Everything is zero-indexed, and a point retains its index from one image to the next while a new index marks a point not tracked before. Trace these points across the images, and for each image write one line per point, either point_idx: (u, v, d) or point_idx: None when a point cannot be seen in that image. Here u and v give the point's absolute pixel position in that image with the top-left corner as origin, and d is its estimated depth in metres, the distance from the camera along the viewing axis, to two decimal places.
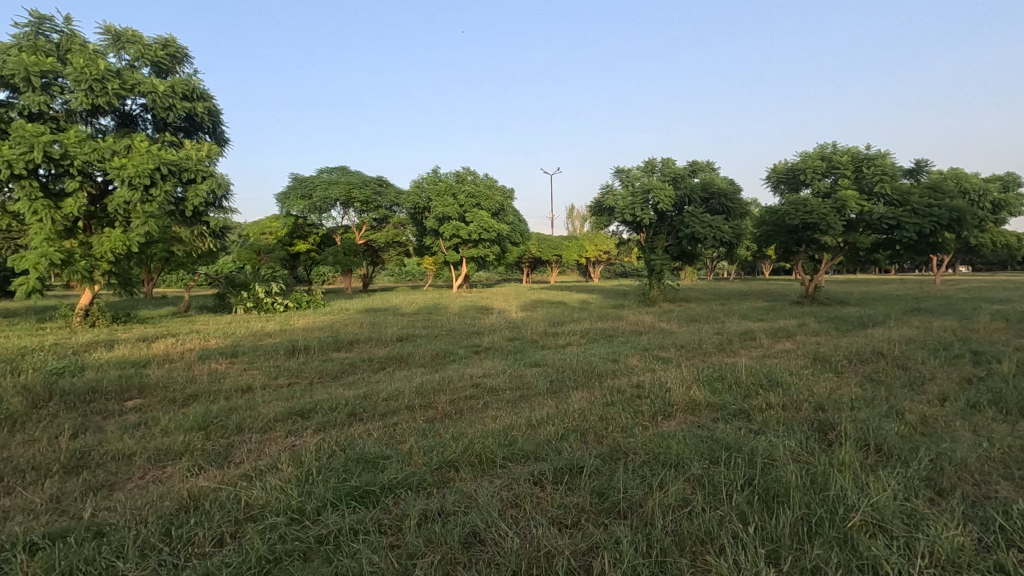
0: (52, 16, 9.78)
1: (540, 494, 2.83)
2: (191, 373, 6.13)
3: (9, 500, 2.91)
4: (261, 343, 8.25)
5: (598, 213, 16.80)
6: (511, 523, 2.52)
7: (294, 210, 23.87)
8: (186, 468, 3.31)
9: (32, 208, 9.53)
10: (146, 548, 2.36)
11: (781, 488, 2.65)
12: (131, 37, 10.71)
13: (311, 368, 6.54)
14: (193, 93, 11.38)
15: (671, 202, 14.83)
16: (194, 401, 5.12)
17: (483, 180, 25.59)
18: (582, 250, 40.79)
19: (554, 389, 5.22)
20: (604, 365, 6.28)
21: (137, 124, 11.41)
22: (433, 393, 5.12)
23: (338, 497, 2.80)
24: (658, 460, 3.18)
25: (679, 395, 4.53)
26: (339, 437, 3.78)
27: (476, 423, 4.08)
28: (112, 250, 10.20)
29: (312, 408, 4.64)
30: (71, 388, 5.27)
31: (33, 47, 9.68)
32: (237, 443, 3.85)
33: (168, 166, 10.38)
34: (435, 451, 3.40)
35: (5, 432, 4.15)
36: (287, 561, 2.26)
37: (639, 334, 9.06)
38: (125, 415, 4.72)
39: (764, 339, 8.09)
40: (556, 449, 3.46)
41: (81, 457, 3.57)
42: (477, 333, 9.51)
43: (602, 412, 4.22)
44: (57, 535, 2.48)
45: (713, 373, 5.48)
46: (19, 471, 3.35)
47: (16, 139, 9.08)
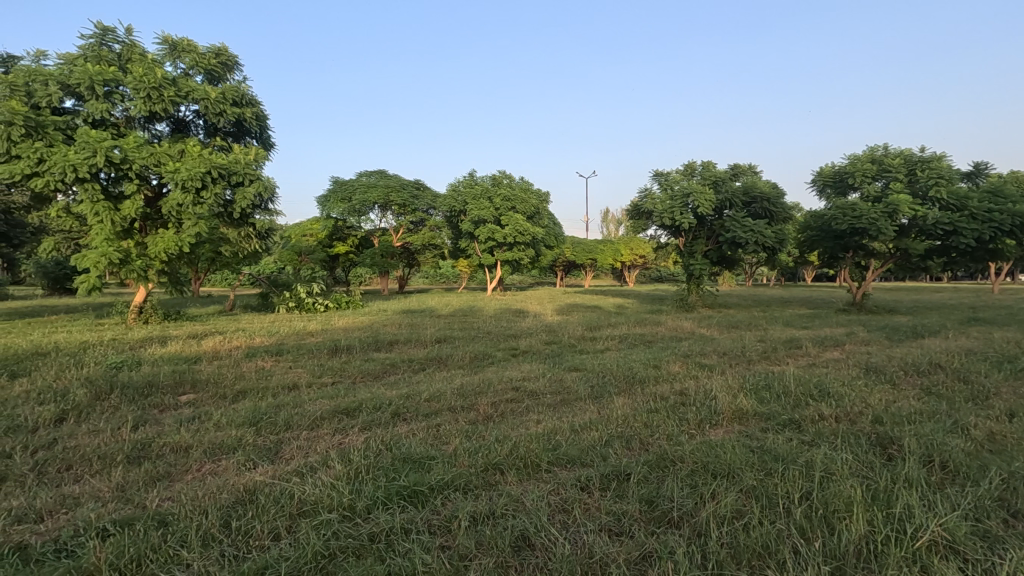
0: (115, 28, 10.31)
1: (588, 500, 2.81)
2: (239, 370, 6.33)
3: (77, 487, 3.07)
4: (303, 343, 8.43)
5: (636, 217, 16.54)
6: (561, 528, 2.51)
7: (334, 213, 24.38)
8: (241, 463, 3.42)
9: (93, 210, 10.05)
10: (208, 539, 2.44)
11: (842, 503, 2.54)
12: (186, 46, 11.17)
13: (353, 368, 6.65)
14: (242, 99, 11.81)
15: (711, 206, 14.51)
16: (244, 398, 5.28)
17: (518, 184, 25.67)
18: (618, 254, 40.30)
19: (595, 395, 5.16)
20: (645, 370, 6.19)
21: (190, 129, 11.89)
22: (474, 395, 5.16)
23: (387, 496, 2.84)
24: (708, 470, 3.10)
25: (725, 403, 4.42)
26: (385, 436, 3.83)
27: (519, 427, 4.07)
28: (165, 250, 10.66)
29: (356, 407, 4.72)
30: (130, 381, 5.52)
31: (97, 57, 10.22)
32: (287, 439, 3.95)
33: (218, 170, 10.77)
34: (480, 452, 3.42)
35: (72, 422, 4.38)
36: (341, 558, 2.30)
37: (679, 340, 8.87)
38: (180, 409, 4.92)
39: (811, 347, 7.80)
40: (601, 455, 3.42)
41: (143, 449, 3.73)
42: (514, 336, 9.51)
43: (646, 418, 4.16)
44: (125, 522, 2.60)
45: (760, 381, 5.32)
46: (87, 459, 3.53)
47: (81, 144, 9.61)
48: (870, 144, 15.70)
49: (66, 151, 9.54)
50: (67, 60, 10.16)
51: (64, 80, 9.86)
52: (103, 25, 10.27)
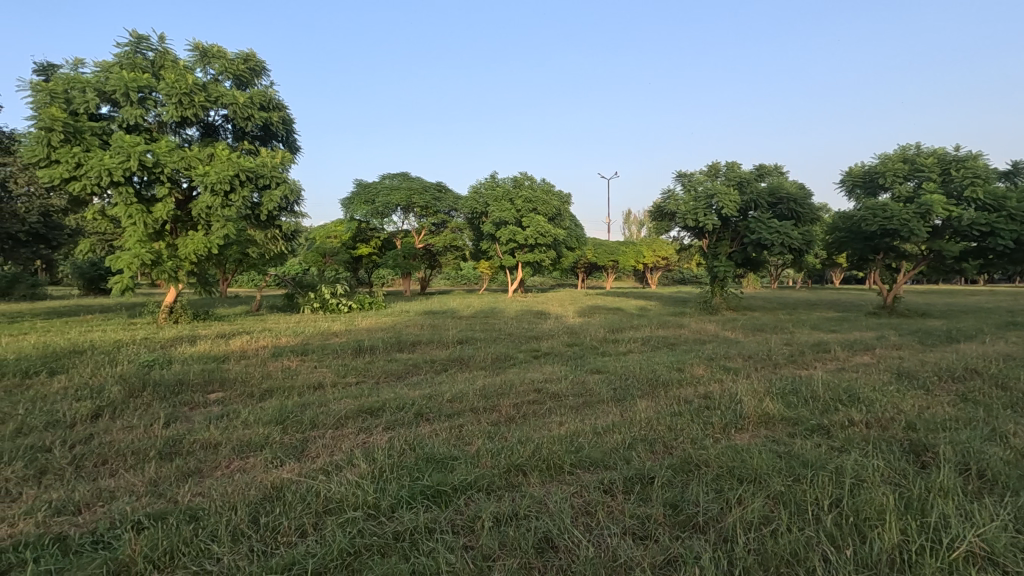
0: (149, 36, 10.62)
1: (611, 502, 2.80)
2: (266, 369, 6.45)
3: (113, 481, 3.17)
4: (327, 343, 8.56)
5: (658, 218, 16.39)
6: (585, 531, 2.50)
7: (357, 215, 24.70)
8: (268, 460, 3.48)
9: (127, 213, 10.36)
10: (238, 533, 2.50)
11: (874, 511, 2.48)
12: (216, 53, 11.45)
13: (377, 368, 6.72)
14: (269, 104, 12.04)
15: (736, 207, 14.30)
16: (270, 396, 5.38)
17: (540, 185, 25.65)
18: (640, 256, 39.96)
19: (618, 397, 5.12)
20: (668, 373, 6.13)
21: (219, 134, 12.16)
22: (496, 396, 5.17)
23: (411, 496, 2.86)
24: (734, 475, 3.05)
25: (751, 407, 4.35)
26: (408, 436, 3.86)
27: (542, 429, 4.07)
28: (195, 252, 10.92)
29: (380, 407, 4.77)
30: (162, 379, 5.67)
31: (132, 65, 10.54)
32: (313, 437, 4.01)
33: (246, 173, 11.00)
34: (503, 453, 3.43)
35: (107, 418, 4.52)
36: (366, 556, 2.32)
37: (703, 343, 8.75)
38: (210, 407, 5.03)
39: (840, 352, 7.61)
40: (625, 458, 3.39)
41: (174, 445, 3.83)
42: (536, 338, 9.50)
43: (669, 422, 4.11)
44: (158, 516, 2.67)
45: (787, 385, 5.22)
46: (121, 454, 3.64)
47: (116, 149, 9.92)
48: (902, 143, 15.28)
49: (103, 156, 9.87)
50: (103, 68, 10.49)
51: (101, 86, 10.19)
52: (138, 33, 10.59)
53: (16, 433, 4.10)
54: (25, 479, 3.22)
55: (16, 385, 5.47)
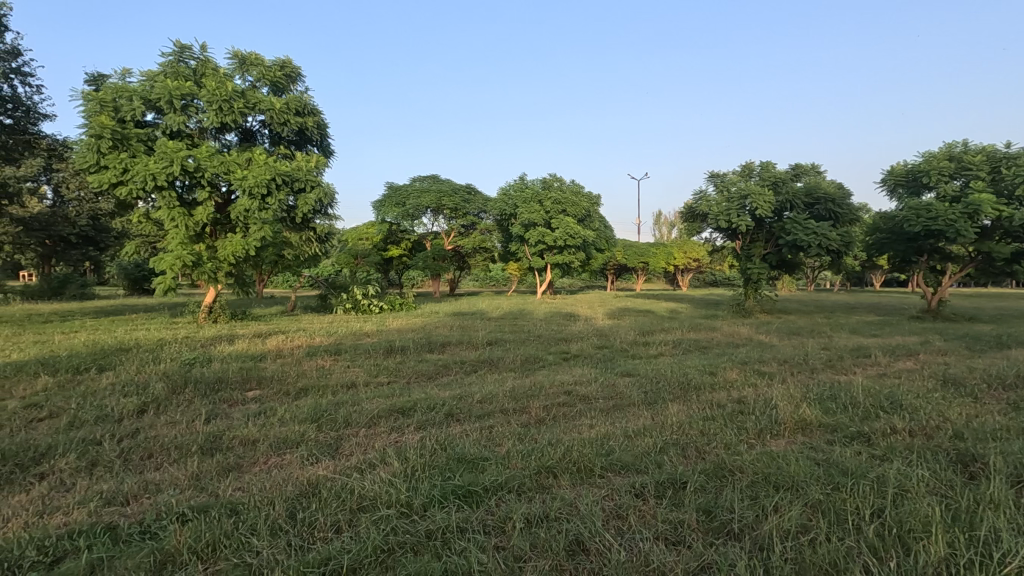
0: (191, 45, 11.01)
1: (643, 507, 2.77)
2: (301, 369, 6.61)
3: (158, 474, 3.30)
4: (359, 343, 8.72)
5: (690, 219, 16.14)
6: (616, 534, 2.48)
7: (388, 217, 25.08)
8: (304, 457, 3.57)
9: (170, 216, 10.76)
10: (276, 527, 2.57)
11: (918, 522, 2.40)
12: (254, 60, 11.80)
13: (408, 368, 6.80)
14: (305, 109, 12.33)
15: (770, 208, 13.98)
16: (305, 395, 5.51)
17: (570, 187, 25.55)
18: (671, 258, 39.36)
19: (649, 401, 5.07)
20: (700, 377, 6.03)
21: (257, 139, 12.51)
22: (526, 398, 5.17)
23: (443, 495, 2.89)
24: (770, 482, 2.99)
25: (787, 412, 4.24)
26: (440, 436, 3.90)
27: (572, 431, 4.06)
28: (233, 254, 11.26)
29: (411, 406, 4.83)
30: (202, 376, 5.87)
31: (175, 73, 10.95)
32: (346, 435, 4.09)
33: (282, 176, 11.29)
34: (533, 455, 3.43)
35: (152, 414, 4.71)
36: (399, 553, 2.36)
37: (737, 347, 8.57)
38: (247, 404, 5.19)
39: (881, 357, 7.35)
40: (656, 462, 3.35)
41: (215, 440, 3.96)
42: (565, 340, 9.47)
43: (702, 426, 4.05)
44: (201, 508, 2.77)
45: (825, 391, 5.07)
46: (166, 449, 3.78)
47: (160, 155, 10.35)
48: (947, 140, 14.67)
49: (148, 162, 10.31)
50: (149, 77, 10.93)
51: (146, 95, 10.62)
52: (181, 43, 10.99)
53: (70, 426, 4.31)
54: (78, 470, 3.38)
55: (68, 381, 5.75)
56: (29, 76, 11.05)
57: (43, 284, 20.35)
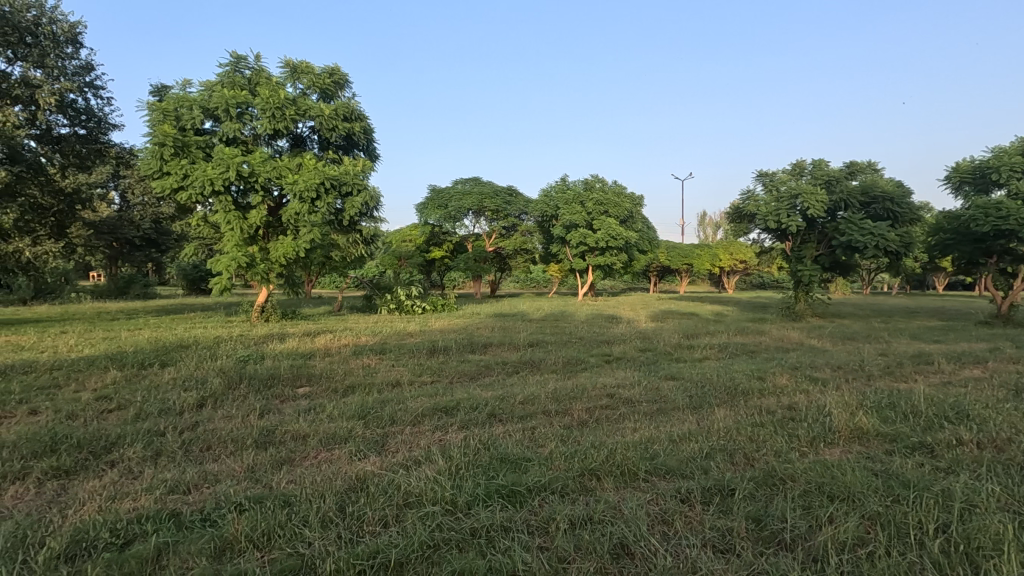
0: (246, 56, 11.51)
1: (690, 512, 2.72)
2: (348, 367, 6.80)
3: (216, 466, 3.46)
4: (403, 343, 8.89)
5: (737, 220, 15.69)
6: (662, 539, 2.45)
7: (431, 219, 25.47)
8: (352, 453, 3.68)
9: (226, 219, 11.28)
10: (327, 520, 2.66)
11: (989, 540, 2.26)
12: (305, 69, 12.23)
13: (451, 368, 6.89)
14: (352, 115, 12.66)
15: (823, 208, 13.44)
16: (352, 392, 5.67)
17: (612, 188, 25.27)
18: (716, 259, 38.36)
19: (694, 405, 4.96)
20: (748, 382, 5.85)
21: (306, 144, 12.93)
22: (569, 400, 5.15)
23: (488, 494, 2.92)
24: (824, 492, 2.88)
25: (841, 420, 4.07)
26: (483, 436, 3.93)
27: (615, 434, 4.02)
28: (284, 255, 11.69)
29: (455, 406, 4.89)
30: (256, 373, 6.12)
31: (232, 83, 11.47)
32: (392, 433, 4.18)
33: (330, 180, 11.63)
34: (577, 457, 3.42)
35: (209, 408, 4.94)
36: (445, 549, 2.40)
37: (786, 351, 8.28)
38: (298, 400, 5.38)
39: (944, 364, 6.95)
40: (703, 468, 3.28)
41: (268, 434, 4.12)
42: (607, 342, 9.37)
43: (751, 432, 3.93)
44: (257, 499, 2.90)
45: (884, 399, 4.84)
46: (223, 441, 3.97)
47: (218, 161, 10.86)
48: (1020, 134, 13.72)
49: (206, 167, 10.83)
50: (208, 87, 11.48)
51: (205, 104, 11.15)
52: (236, 54, 11.50)
53: (136, 417, 4.58)
54: (144, 460, 3.59)
55: (134, 375, 6.11)
56: (101, 89, 11.80)
57: (110, 284, 21.65)
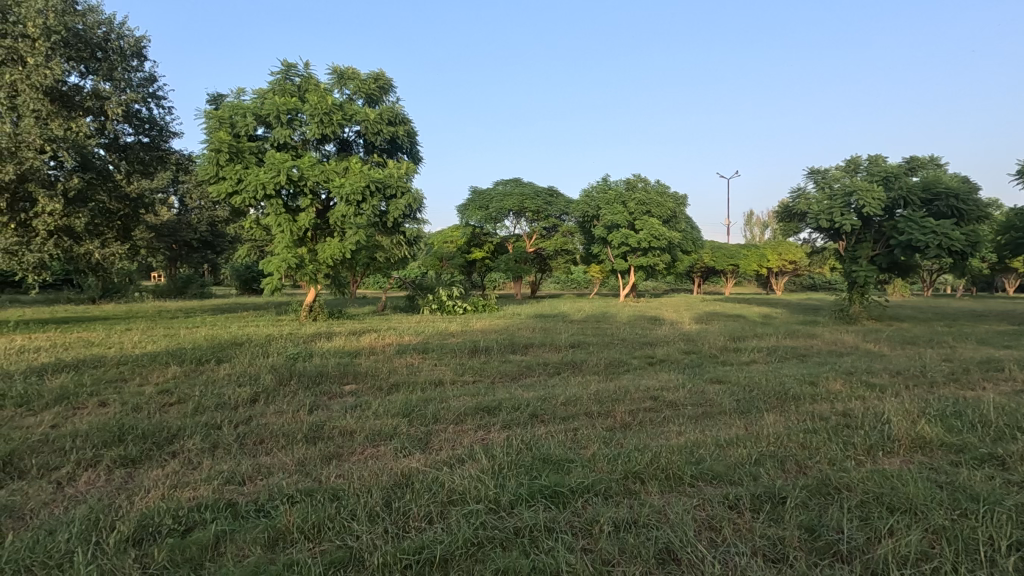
0: (296, 64, 11.93)
1: (738, 519, 2.64)
2: (392, 365, 6.95)
3: (269, 458, 3.60)
4: (445, 343, 9.00)
5: (786, 219, 15.15)
6: (709, 546, 2.39)
7: (472, 220, 25.73)
8: (397, 450, 3.75)
9: (277, 222, 11.71)
10: (374, 513, 2.72)
11: None
12: (351, 75, 12.57)
13: (493, 368, 6.94)
14: (396, 119, 12.91)
15: (880, 205, 12.81)
16: (396, 390, 5.78)
17: (655, 187, 24.88)
18: (764, 259, 37.15)
19: (742, 410, 4.82)
20: (799, 387, 5.64)
21: (353, 148, 13.27)
22: (611, 402, 5.10)
23: (531, 494, 2.93)
24: (883, 503, 2.75)
25: (901, 428, 3.87)
26: (525, 436, 3.94)
27: (659, 437, 3.95)
28: (331, 256, 12.03)
29: (497, 405, 4.93)
30: (305, 370, 6.32)
31: (283, 90, 11.91)
32: (435, 431, 4.24)
33: (376, 183, 11.90)
34: (620, 459, 3.37)
35: (262, 403, 5.14)
36: (488, 547, 2.42)
37: (840, 356, 7.94)
38: (345, 397, 5.53)
39: (1016, 371, 6.51)
40: (752, 474, 3.18)
41: (317, 429, 4.25)
42: (651, 344, 9.23)
43: (803, 439, 3.79)
44: (307, 491, 3.00)
45: (948, 407, 4.56)
46: (275, 435, 4.12)
47: (270, 166, 11.30)
48: None
49: (259, 172, 11.29)
50: (261, 94, 11.95)
51: (258, 111, 11.61)
52: (287, 62, 11.93)
53: (195, 410, 4.81)
54: (203, 451, 3.77)
55: (193, 370, 6.41)
56: (163, 99, 12.45)
57: (170, 284, 22.81)
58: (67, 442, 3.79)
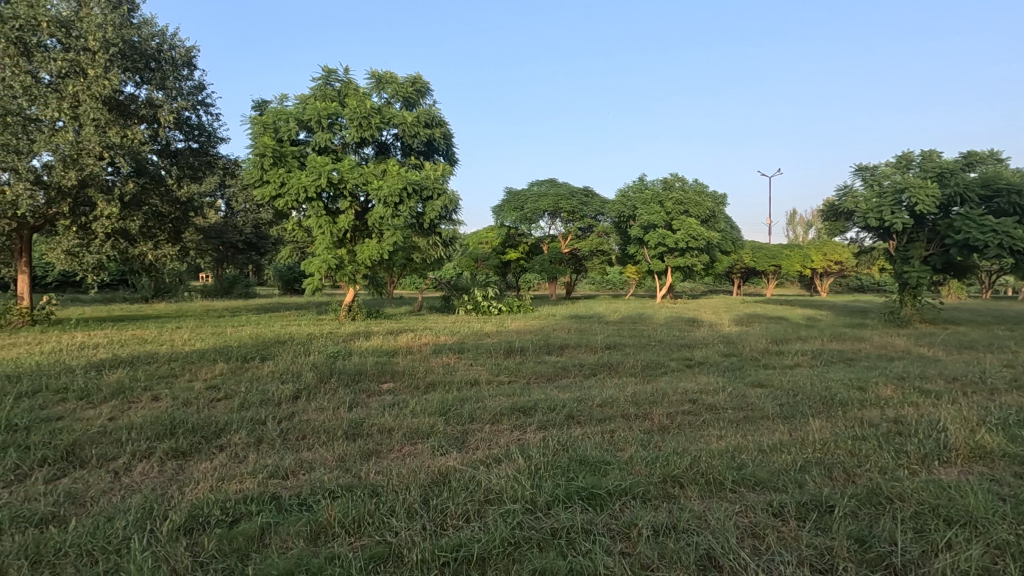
0: (336, 69, 12.21)
1: (783, 527, 2.56)
2: (429, 365, 7.03)
3: (311, 454, 3.70)
4: (481, 343, 9.04)
5: (832, 218, 14.62)
6: (752, 554, 2.33)
7: (508, 221, 25.83)
8: (435, 448, 3.79)
9: (318, 224, 12.02)
10: (412, 510, 2.76)
11: None
12: (389, 79, 12.79)
13: (528, 369, 6.94)
14: (433, 121, 13.06)
15: (934, 203, 12.21)
16: (433, 389, 5.85)
17: (693, 186, 24.42)
18: (808, 260, 35.92)
19: (786, 415, 4.67)
20: (847, 392, 5.42)
21: (391, 151, 13.48)
22: (648, 404, 5.02)
23: (567, 495, 2.91)
24: (940, 515, 2.62)
25: (960, 437, 3.67)
26: (561, 437, 3.92)
27: (699, 441, 3.87)
28: (369, 257, 12.25)
29: (533, 406, 4.92)
30: (345, 368, 6.47)
31: (324, 95, 12.22)
32: (472, 430, 4.26)
33: (412, 185, 12.05)
34: (658, 463, 3.31)
35: (304, 399, 5.28)
36: (525, 547, 2.42)
37: (891, 360, 7.60)
38: (382, 395, 5.63)
39: None
40: (796, 481, 3.08)
41: (357, 426, 4.34)
42: (689, 346, 9.04)
43: (851, 446, 3.64)
44: (347, 487, 3.06)
45: (1012, 416, 4.29)
46: (316, 431, 4.22)
47: (311, 169, 11.61)
48: None
49: (301, 175, 11.62)
50: (303, 100, 12.29)
51: (300, 116, 11.94)
52: (328, 68, 12.22)
53: (241, 406, 4.99)
54: (248, 445, 3.90)
55: (239, 367, 6.64)
56: (212, 106, 12.94)
57: (217, 285, 23.69)
58: (123, 434, 3.98)
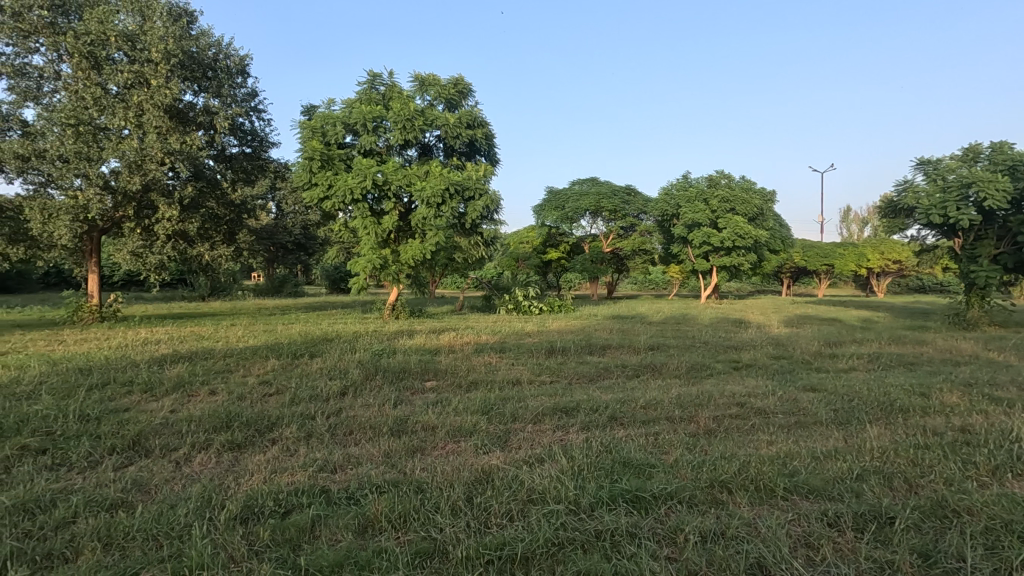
0: (381, 73, 12.49)
1: (839, 538, 2.46)
2: (470, 364, 7.09)
3: (358, 449, 3.79)
4: (522, 342, 9.04)
5: (890, 215, 13.90)
6: (806, 565, 2.24)
7: (549, 220, 25.77)
8: (477, 447, 3.82)
9: (363, 225, 12.30)
10: (456, 508, 2.79)
11: None
12: (432, 81, 12.97)
13: (570, 369, 6.90)
14: (474, 122, 13.16)
15: (1005, 198, 11.44)
16: (475, 388, 5.90)
17: (739, 183, 23.72)
18: (863, 259, 34.26)
19: (840, 421, 4.47)
20: (908, 398, 5.14)
21: (433, 152, 13.66)
22: (693, 407, 4.91)
23: (611, 497, 2.88)
24: (1013, 531, 2.45)
25: None
26: (605, 439, 3.88)
27: (747, 446, 3.76)
28: (412, 257, 12.46)
29: (575, 407, 4.89)
30: (389, 366, 6.60)
31: (368, 99, 12.52)
32: (514, 429, 4.28)
33: (454, 186, 12.17)
34: (704, 467, 3.23)
35: (350, 396, 5.42)
36: (569, 548, 2.41)
37: (957, 365, 7.16)
38: (425, 393, 5.72)
39: None
40: (853, 491, 2.95)
41: (401, 423, 4.42)
42: (736, 348, 8.77)
43: (913, 455, 3.46)
44: (393, 482, 3.13)
45: None
46: (363, 427, 4.33)
47: (357, 171, 11.91)
48: None
49: (348, 177, 11.94)
50: (349, 104, 12.61)
51: (346, 120, 12.26)
52: (373, 72, 12.51)
53: (292, 401, 5.17)
54: (299, 439, 4.04)
55: (289, 364, 6.89)
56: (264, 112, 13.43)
57: (269, 284, 24.59)
58: (183, 426, 4.19)
